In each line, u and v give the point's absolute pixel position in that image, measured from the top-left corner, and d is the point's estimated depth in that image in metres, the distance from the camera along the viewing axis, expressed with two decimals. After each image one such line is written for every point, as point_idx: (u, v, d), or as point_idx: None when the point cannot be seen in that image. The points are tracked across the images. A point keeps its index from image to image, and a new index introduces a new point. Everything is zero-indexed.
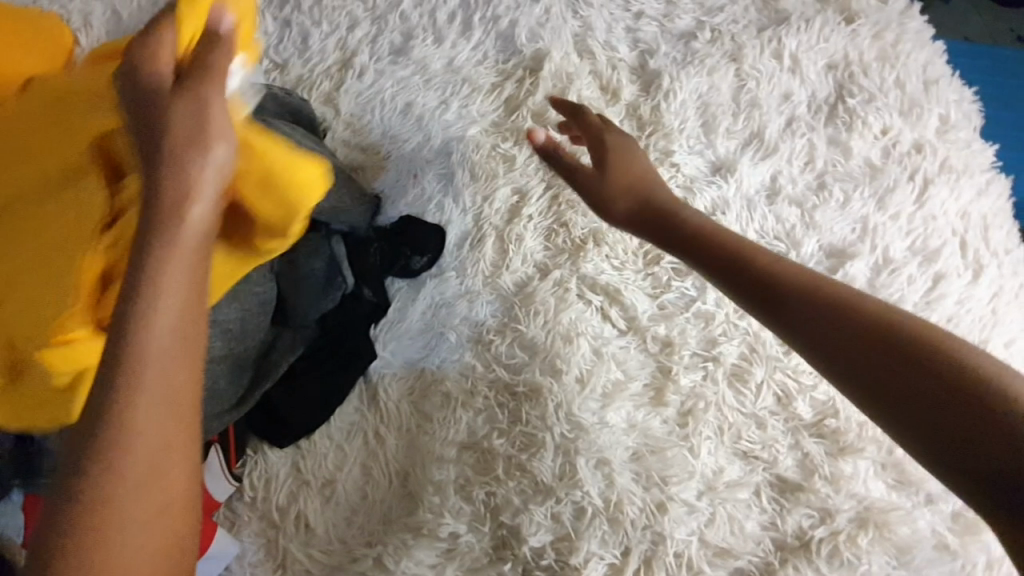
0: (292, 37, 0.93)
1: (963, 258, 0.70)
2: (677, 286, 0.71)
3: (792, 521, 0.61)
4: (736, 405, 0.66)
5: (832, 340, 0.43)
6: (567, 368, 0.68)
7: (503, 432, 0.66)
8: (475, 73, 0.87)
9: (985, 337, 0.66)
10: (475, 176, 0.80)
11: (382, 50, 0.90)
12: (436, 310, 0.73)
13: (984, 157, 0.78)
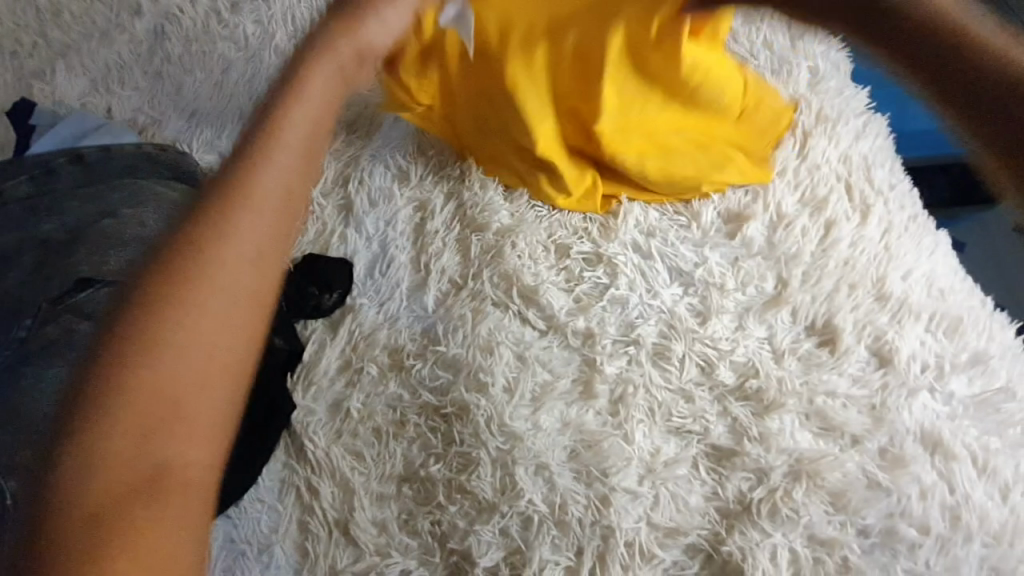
0: (167, 90, 0.89)
1: (850, 201, 0.73)
2: (589, 277, 0.72)
3: (732, 487, 0.62)
4: (663, 383, 0.67)
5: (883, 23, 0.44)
6: (493, 380, 0.66)
7: (439, 457, 0.64)
8: (360, 98, 0.85)
9: (884, 273, 0.68)
10: (374, 201, 0.79)
11: (262, 88, 0.88)
12: (356, 345, 0.70)
13: (857, 102, 0.81)
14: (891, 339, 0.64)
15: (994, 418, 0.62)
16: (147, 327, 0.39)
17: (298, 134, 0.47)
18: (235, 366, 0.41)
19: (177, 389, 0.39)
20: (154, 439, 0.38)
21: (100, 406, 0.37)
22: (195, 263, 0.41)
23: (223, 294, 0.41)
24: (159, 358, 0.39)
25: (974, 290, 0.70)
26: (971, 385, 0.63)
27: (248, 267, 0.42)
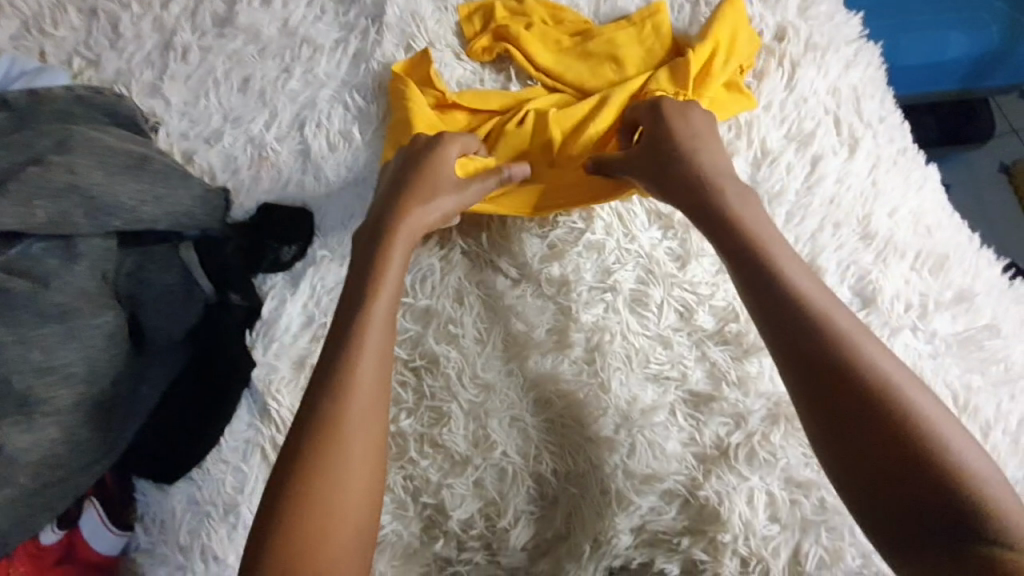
0: (101, 26, 0.81)
1: (839, 135, 0.69)
2: (564, 222, 0.68)
3: (710, 433, 0.61)
4: (641, 329, 0.64)
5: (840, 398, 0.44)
6: (463, 331, 0.64)
7: (410, 411, 0.62)
8: (314, 31, 0.78)
9: (869, 211, 0.65)
10: (334, 146, 0.73)
11: (205, 23, 0.80)
12: (319, 298, 0.66)
13: (849, 29, 0.75)
14: (876, 279, 0.62)
15: (978, 355, 0.59)
16: (343, 378, 0.50)
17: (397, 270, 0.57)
18: (373, 419, 0.49)
19: (372, 444, 0.49)
20: (350, 462, 0.47)
21: (323, 456, 0.47)
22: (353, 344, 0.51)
23: (371, 367, 0.51)
24: (352, 421, 0.48)
25: (961, 226, 0.67)
26: (955, 322, 0.61)
27: (383, 335, 0.53)
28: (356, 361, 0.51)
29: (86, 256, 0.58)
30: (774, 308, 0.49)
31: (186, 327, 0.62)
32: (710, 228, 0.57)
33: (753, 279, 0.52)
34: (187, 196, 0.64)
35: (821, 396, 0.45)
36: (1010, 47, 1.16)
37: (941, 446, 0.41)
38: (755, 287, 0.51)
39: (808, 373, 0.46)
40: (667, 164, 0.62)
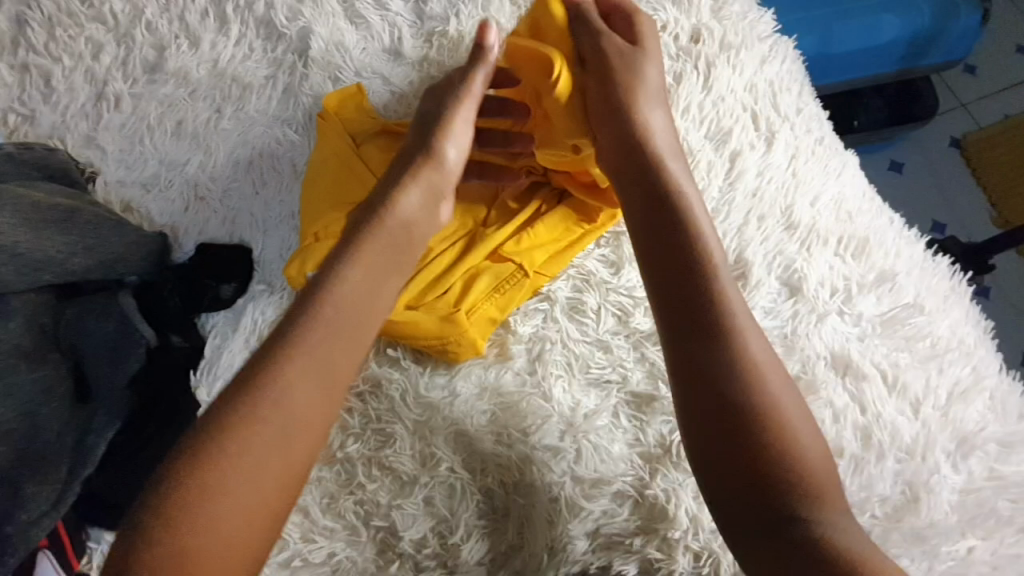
0: (34, 82, 0.83)
1: (756, 130, 0.71)
2: (500, 235, 0.69)
3: (653, 432, 0.62)
4: (580, 336, 0.65)
5: (758, 438, 0.47)
6: (402, 353, 0.65)
7: (357, 437, 0.62)
8: (243, 70, 0.79)
9: (792, 201, 0.67)
10: (268, 181, 0.74)
11: (136, 70, 0.81)
12: (261, 334, 0.67)
13: (762, 26, 0.79)
14: (801, 267, 0.63)
15: (904, 333, 0.61)
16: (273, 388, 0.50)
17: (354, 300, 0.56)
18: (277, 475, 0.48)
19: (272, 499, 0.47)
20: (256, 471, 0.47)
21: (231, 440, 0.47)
22: (264, 395, 0.49)
23: (270, 431, 0.48)
24: (270, 434, 0.48)
25: (882, 209, 0.69)
26: (880, 303, 0.63)
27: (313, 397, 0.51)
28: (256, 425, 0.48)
29: (18, 311, 0.58)
30: (707, 318, 0.52)
31: (129, 373, 0.63)
32: (679, 260, 0.55)
33: (660, 259, 0.56)
34: (117, 242, 0.65)
35: (715, 390, 0.49)
36: (944, 25, 1.22)
37: (798, 444, 0.47)
38: (672, 281, 0.54)
39: (700, 370, 0.50)
40: (611, 113, 0.63)
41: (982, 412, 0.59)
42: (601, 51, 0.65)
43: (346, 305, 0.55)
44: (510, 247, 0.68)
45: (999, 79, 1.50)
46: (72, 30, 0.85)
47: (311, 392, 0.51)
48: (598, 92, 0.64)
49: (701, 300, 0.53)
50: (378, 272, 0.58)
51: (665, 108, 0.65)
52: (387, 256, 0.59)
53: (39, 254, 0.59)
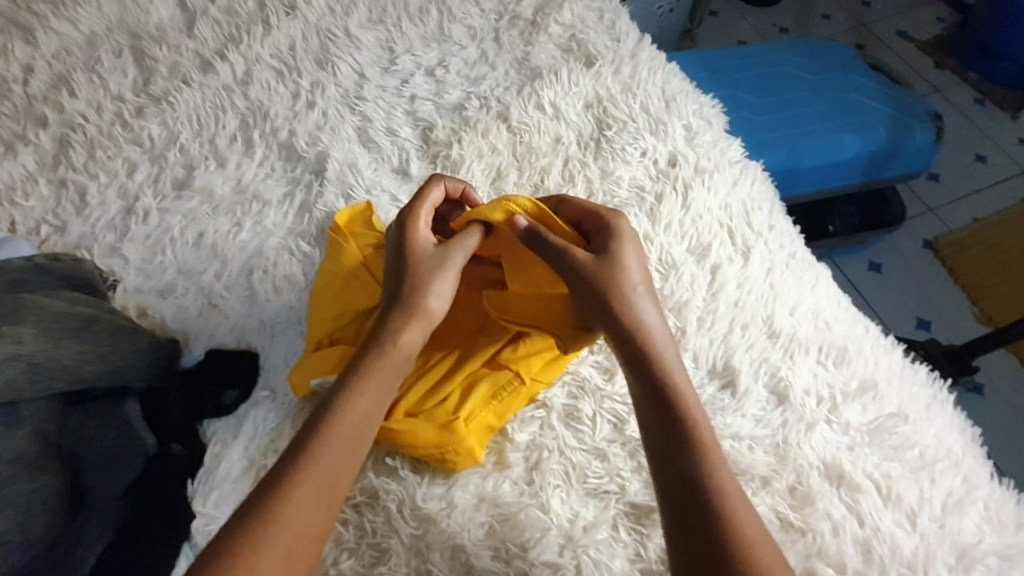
0: (69, 196, 0.90)
1: (733, 245, 0.77)
2: (498, 343, 0.72)
3: (654, 546, 0.61)
4: (577, 444, 0.67)
5: None
6: (401, 463, 0.65)
7: (351, 552, 0.61)
8: (263, 187, 0.87)
9: (772, 311, 0.71)
10: (279, 289, 0.79)
11: (165, 187, 0.89)
12: (261, 442, 0.67)
13: (732, 152, 0.88)
14: (785, 376, 0.66)
15: (892, 443, 0.63)
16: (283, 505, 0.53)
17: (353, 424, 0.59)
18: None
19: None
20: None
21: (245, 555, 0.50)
22: (279, 511, 0.53)
23: (277, 557, 0.51)
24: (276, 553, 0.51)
25: (858, 318, 0.74)
26: (865, 412, 0.65)
27: (316, 508, 0.54)
28: (266, 548, 0.51)
29: (26, 419, 0.60)
30: (690, 480, 0.55)
31: (124, 484, 0.63)
32: (655, 421, 0.58)
33: (663, 453, 0.57)
34: (129, 350, 0.67)
35: (697, 549, 0.51)
36: (900, 143, 1.35)
37: None
38: (661, 447, 0.57)
39: (683, 528, 0.53)
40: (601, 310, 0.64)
41: (978, 524, 0.59)
42: (569, 260, 0.66)
43: (345, 428, 0.58)
44: (508, 356, 0.70)
45: (957, 187, 1.64)
46: (112, 152, 0.94)
47: (313, 506, 0.54)
48: (580, 294, 0.65)
49: (694, 493, 0.54)
50: (375, 397, 0.61)
51: (653, 299, 0.66)
52: (392, 378, 0.63)
53: (56, 363, 0.62)
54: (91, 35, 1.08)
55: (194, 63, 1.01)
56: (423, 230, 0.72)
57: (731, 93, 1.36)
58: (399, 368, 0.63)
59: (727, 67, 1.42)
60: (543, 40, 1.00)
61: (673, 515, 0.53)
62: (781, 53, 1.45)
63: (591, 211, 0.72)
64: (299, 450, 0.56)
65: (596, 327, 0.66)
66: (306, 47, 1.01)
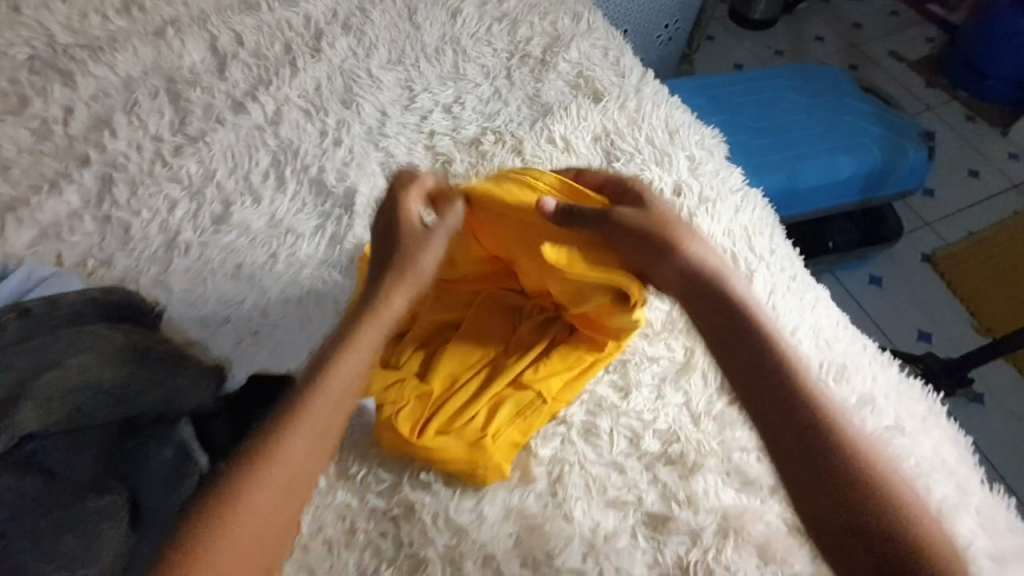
0: (113, 231, 0.97)
1: (736, 269, 0.83)
2: (521, 364, 0.77)
3: (671, 552, 0.65)
4: (596, 458, 0.72)
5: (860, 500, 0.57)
6: (434, 477, 0.71)
7: (390, 562, 0.66)
8: (296, 220, 0.93)
9: (774, 330, 0.77)
10: (313, 316, 0.84)
11: (204, 222, 0.95)
12: None
13: (733, 180, 0.94)
14: None
15: (892, 454, 0.67)
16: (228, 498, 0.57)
17: (352, 373, 0.65)
18: (272, 537, 0.58)
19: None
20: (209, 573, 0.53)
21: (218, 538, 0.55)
22: (229, 512, 0.56)
23: (276, 489, 0.58)
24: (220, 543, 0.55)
25: (855, 335, 0.79)
26: (864, 424, 0.70)
27: (277, 488, 0.59)
28: (217, 536, 0.55)
29: (90, 442, 0.67)
30: (772, 391, 0.64)
31: (179, 502, 0.66)
32: (751, 350, 0.67)
33: (762, 410, 0.64)
34: (183, 376, 0.72)
35: (815, 459, 0.60)
36: (894, 162, 1.41)
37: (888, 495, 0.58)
38: (726, 355, 0.68)
39: (801, 434, 0.62)
40: (659, 254, 0.73)
41: (972, 527, 0.63)
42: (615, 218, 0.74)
43: (315, 413, 0.62)
44: (531, 376, 0.75)
45: (951, 202, 1.70)
46: (152, 188, 1.00)
47: (275, 489, 0.59)
48: (631, 244, 0.74)
49: (776, 399, 0.64)
50: (359, 369, 0.66)
51: (701, 239, 0.76)
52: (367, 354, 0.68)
53: (117, 389, 0.69)
54: (128, 78, 1.14)
55: (227, 104, 1.08)
56: (415, 208, 0.77)
57: (730, 119, 1.43)
58: (379, 335, 0.69)
59: (725, 93, 1.49)
60: (553, 77, 1.07)
61: (800, 447, 0.61)
62: (776, 79, 1.52)
63: (613, 179, 0.81)
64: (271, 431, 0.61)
65: (650, 271, 0.74)
66: (331, 87, 1.08)
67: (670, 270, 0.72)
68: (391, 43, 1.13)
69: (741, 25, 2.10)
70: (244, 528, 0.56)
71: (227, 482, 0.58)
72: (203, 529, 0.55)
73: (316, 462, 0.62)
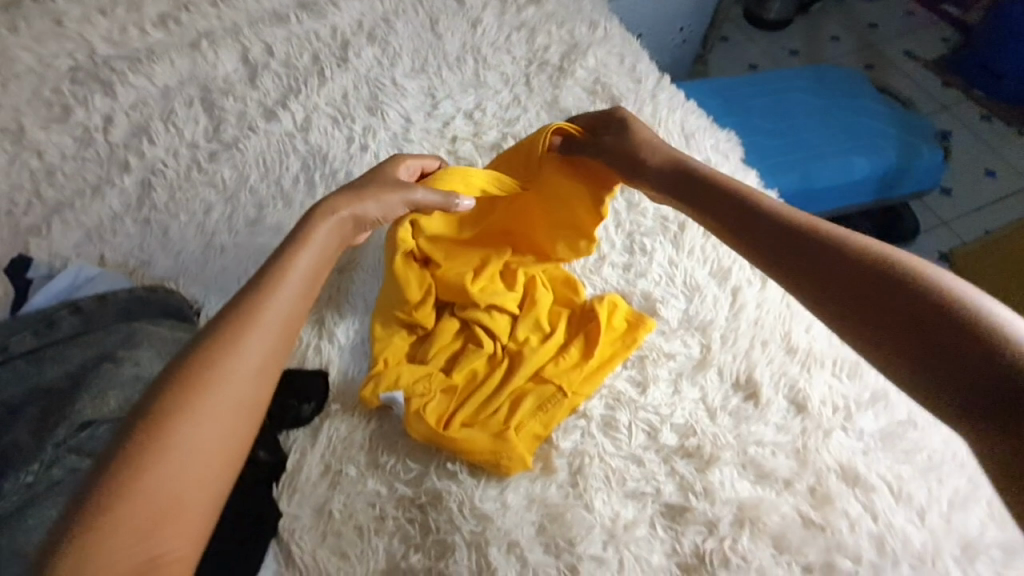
0: (153, 233, 1.02)
1: (751, 269, 0.86)
2: (543, 358, 0.80)
3: (688, 541, 0.68)
4: (615, 451, 0.74)
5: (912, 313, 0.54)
6: (460, 467, 0.73)
7: (418, 547, 0.69)
8: None
9: (789, 328, 0.81)
10: (342, 313, 0.88)
11: (238, 224, 1.00)
12: (334, 449, 0.76)
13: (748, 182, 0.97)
14: (803, 387, 0.75)
15: (902, 447, 0.71)
16: (194, 375, 0.51)
17: (301, 271, 0.62)
18: (245, 423, 0.52)
19: (206, 455, 0.49)
20: (185, 450, 0.48)
21: (183, 406, 0.49)
22: (197, 385, 0.51)
23: (247, 374, 0.53)
24: (200, 423, 0.49)
25: None
26: (878, 420, 0.73)
27: (253, 372, 0.54)
28: (184, 419, 0.49)
29: None
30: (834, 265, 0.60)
31: None
32: (819, 234, 0.63)
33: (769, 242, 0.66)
34: None
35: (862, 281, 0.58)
36: (909, 162, 1.41)
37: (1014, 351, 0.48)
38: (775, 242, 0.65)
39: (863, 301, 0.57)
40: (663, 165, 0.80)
41: (980, 519, 0.67)
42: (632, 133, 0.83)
43: (289, 282, 0.61)
44: (552, 371, 0.79)
45: (970, 202, 1.70)
46: (189, 192, 1.05)
47: (249, 373, 0.53)
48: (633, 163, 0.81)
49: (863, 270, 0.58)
50: (316, 249, 0.65)
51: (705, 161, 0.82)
52: (315, 250, 0.65)
53: None
54: (164, 88, 1.19)
55: (258, 112, 1.13)
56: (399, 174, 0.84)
57: (745, 122, 1.45)
58: (317, 249, 0.66)
59: (740, 96, 1.50)
60: (571, 83, 1.11)
61: (866, 310, 0.56)
62: (792, 82, 1.53)
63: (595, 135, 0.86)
64: (218, 338, 0.54)
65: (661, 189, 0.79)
66: (357, 95, 1.12)
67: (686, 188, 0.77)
68: (414, 52, 1.18)
69: (756, 25, 2.11)
70: (221, 403, 0.51)
71: (168, 395, 0.50)
72: (147, 426, 0.48)
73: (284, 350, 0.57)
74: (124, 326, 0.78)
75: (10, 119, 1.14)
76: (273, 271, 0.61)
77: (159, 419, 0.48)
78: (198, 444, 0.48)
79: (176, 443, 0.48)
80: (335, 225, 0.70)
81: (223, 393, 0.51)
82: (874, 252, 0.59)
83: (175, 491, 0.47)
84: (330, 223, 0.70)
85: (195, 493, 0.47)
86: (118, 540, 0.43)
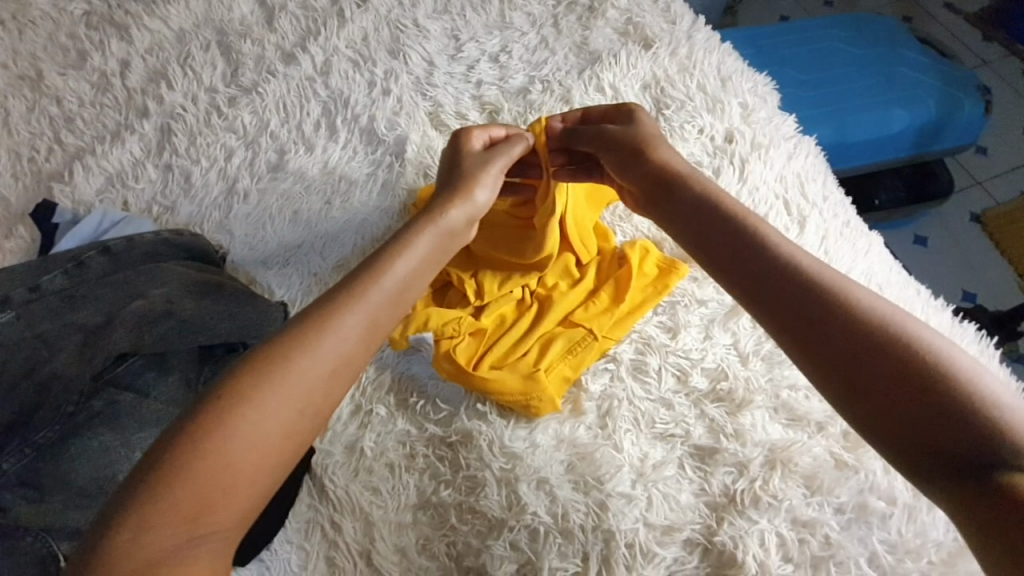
0: (176, 179, 1.00)
1: (789, 215, 0.83)
2: (573, 302, 0.81)
3: (717, 482, 0.68)
4: (644, 395, 0.74)
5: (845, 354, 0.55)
6: (489, 407, 0.74)
7: (448, 483, 0.70)
8: (349, 169, 0.96)
9: None
10: None
11: (260, 170, 0.98)
12: (363, 390, 0.76)
13: (786, 127, 0.94)
14: None
15: None
16: (276, 355, 0.55)
17: (395, 280, 0.63)
18: (307, 420, 0.54)
19: (263, 445, 0.51)
20: (256, 431, 0.51)
21: (259, 385, 0.53)
22: (280, 365, 0.54)
23: (323, 365, 0.56)
24: (272, 405, 0.52)
25: (909, 281, 0.79)
26: None
27: (329, 363, 0.56)
28: (259, 399, 0.52)
29: (176, 368, 0.71)
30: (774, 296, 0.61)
31: None
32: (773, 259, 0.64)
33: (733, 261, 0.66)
34: (249, 314, 0.74)
35: (795, 317, 0.59)
36: (948, 116, 1.35)
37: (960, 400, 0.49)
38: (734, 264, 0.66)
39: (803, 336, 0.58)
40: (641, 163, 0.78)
41: None
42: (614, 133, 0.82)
43: (394, 275, 0.64)
44: (582, 316, 0.79)
45: (1008, 160, 1.63)
46: (209, 137, 1.03)
47: (321, 363, 0.56)
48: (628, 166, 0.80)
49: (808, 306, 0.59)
50: (432, 241, 0.69)
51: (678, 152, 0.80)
52: (432, 238, 0.69)
53: (191, 319, 0.71)
54: (180, 31, 1.16)
55: (277, 55, 1.10)
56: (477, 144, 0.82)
57: (778, 71, 1.39)
58: (440, 237, 0.70)
59: (773, 44, 1.44)
60: (601, 24, 1.06)
61: (818, 343, 0.57)
62: (827, 30, 1.46)
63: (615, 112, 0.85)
64: (309, 322, 0.58)
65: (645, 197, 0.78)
66: (378, 38, 1.09)
67: (680, 209, 0.74)
68: None
69: None
70: (294, 387, 0.54)
71: (242, 380, 0.53)
72: (222, 405, 0.51)
73: (363, 356, 0.59)
74: (152, 267, 0.77)
75: (28, 65, 1.12)
76: (394, 260, 0.65)
77: (238, 393, 0.52)
78: (274, 425, 0.52)
79: (247, 420, 0.51)
80: (467, 213, 0.74)
81: (296, 380, 0.54)
82: (823, 286, 0.60)
83: (239, 466, 0.50)
84: (466, 210, 0.74)
85: (255, 474, 0.50)
86: (169, 512, 0.47)
